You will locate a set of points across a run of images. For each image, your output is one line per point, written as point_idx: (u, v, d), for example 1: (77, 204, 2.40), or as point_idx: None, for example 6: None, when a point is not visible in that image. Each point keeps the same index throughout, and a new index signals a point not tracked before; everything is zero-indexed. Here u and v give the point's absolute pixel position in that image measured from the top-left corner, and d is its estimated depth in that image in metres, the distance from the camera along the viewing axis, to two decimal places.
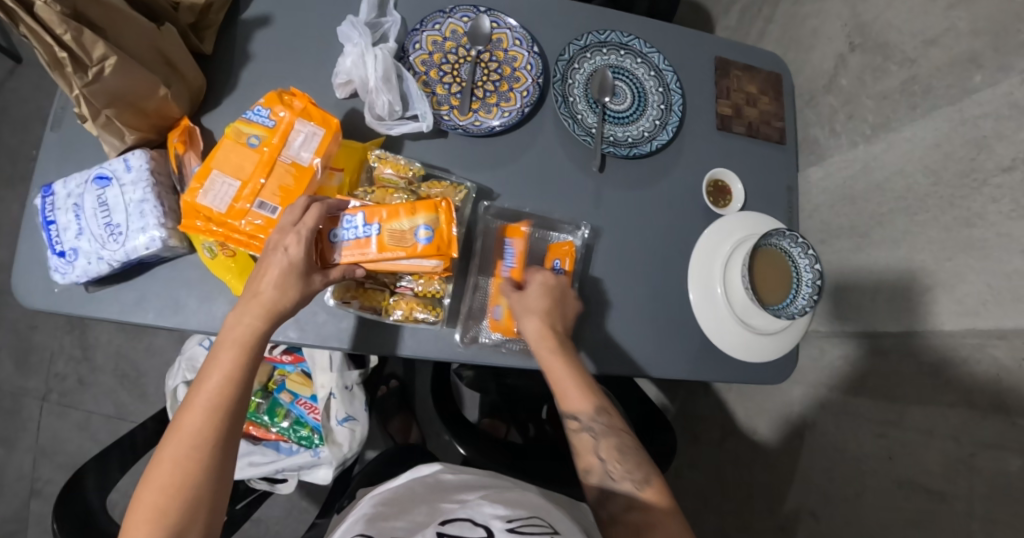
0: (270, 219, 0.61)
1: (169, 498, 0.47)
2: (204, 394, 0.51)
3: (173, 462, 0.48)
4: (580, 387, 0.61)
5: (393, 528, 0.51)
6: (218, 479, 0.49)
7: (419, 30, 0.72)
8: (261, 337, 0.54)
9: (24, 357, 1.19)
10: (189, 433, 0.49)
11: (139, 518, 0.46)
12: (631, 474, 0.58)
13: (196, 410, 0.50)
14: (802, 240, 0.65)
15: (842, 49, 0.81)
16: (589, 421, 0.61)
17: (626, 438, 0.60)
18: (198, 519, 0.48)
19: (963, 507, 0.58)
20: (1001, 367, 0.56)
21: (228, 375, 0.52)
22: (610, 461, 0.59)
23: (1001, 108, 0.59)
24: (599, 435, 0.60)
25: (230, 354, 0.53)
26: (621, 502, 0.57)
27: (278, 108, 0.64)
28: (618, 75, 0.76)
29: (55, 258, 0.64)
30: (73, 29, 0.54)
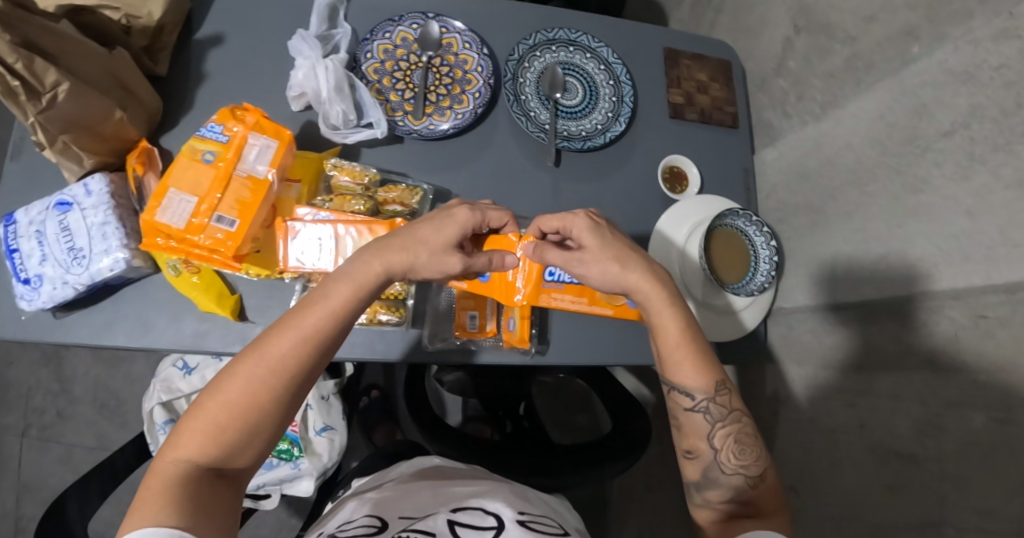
0: (229, 232, 0.62)
1: (233, 417, 0.47)
2: (303, 326, 0.50)
3: (247, 381, 0.47)
4: (698, 364, 0.56)
5: (401, 510, 0.57)
6: (284, 413, 0.49)
7: (370, 40, 0.74)
8: (379, 286, 0.54)
9: (2, 395, 1.19)
10: (274, 359, 0.48)
11: (196, 426, 0.46)
12: (745, 469, 0.54)
13: (291, 340, 0.49)
14: (757, 218, 0.67)
15: (788, 32, 0.83)
16: (706, 401, 0.56)
17: (745, 426, 0.56)
18: (254, 446, 0.48)
19: (934, 467, 0.58)
20: (958, 326, 0.57)
21: (335, 312, 0.51)
22: (724, 451, 0.56)
23: (937, 75, 0.61)
24: (717, 420, 0.56)
25: (347, 291, 0.52)
26: (724, 494, 0.54)
27: (230, 123, 0.65)
28: (569, 72, 0.77)
29: (20, 286, 0.65)
30: (24, 57, 0.55)
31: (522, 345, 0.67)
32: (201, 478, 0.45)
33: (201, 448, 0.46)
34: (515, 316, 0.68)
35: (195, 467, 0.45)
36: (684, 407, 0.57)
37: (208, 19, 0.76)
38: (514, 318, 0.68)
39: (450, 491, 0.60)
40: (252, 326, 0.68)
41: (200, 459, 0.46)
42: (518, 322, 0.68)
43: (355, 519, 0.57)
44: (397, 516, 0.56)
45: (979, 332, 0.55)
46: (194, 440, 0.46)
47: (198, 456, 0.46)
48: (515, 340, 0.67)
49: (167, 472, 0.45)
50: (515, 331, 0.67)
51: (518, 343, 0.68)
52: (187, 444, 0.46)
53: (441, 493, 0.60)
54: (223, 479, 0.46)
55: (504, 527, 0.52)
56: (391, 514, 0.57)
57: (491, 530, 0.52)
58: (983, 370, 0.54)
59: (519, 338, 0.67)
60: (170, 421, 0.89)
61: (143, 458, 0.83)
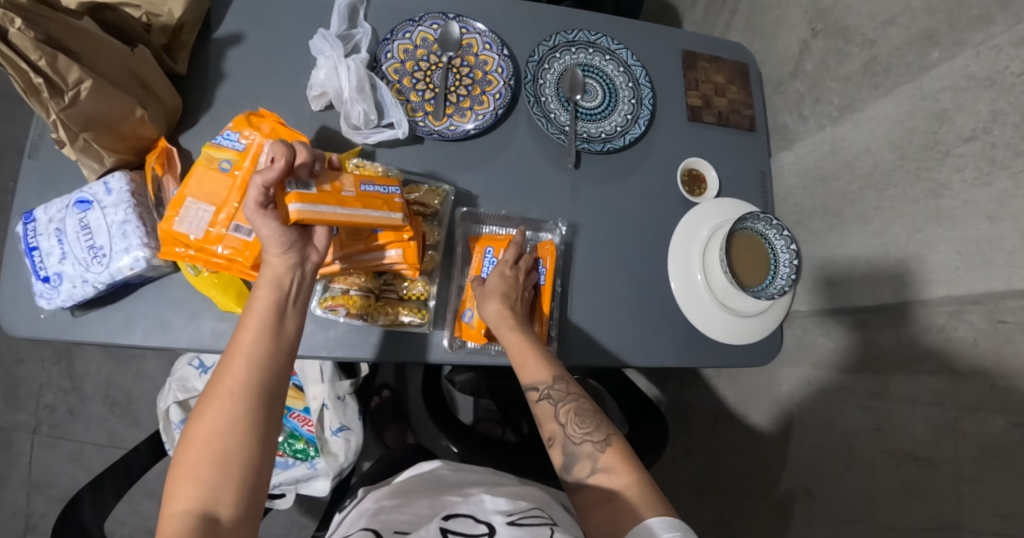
0: (247, 241, 0.62)
1: (205, 452, 0.47)
2: (236, 348, 0.51)
3: (204, 417, 0.48)
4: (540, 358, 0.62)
5: (397, 523, 0.56)
6: (254, 433, 0.49)
7: (390, 39, 0.74)
8: (286, 288, 0.55)
9: (12, 392, 1.18)
10: (219, 387, 0.49)
11: (178, 477, 0.46)
12: (590, 437, 0.57)
13: (228, 365, 0.50)
14: (777, 221, 0.66)
15: (806, 35, 0.83)
16: (548, 390, 0.60)
17: (586, 403, 0.61)
18: (234, 474, 0.47)
19: (952, 471, 0.59)
20: (977, 331, 0.57)
21: (257, 323, 0.53)
22: (570, 425, 0.59)
23: (957, 81, 0.61)
24: (559, 401, 0.60)
25: (258, 303, 0.54)
26: (585, 466, 0.56)
27: (246, 131, 0.65)
28: (588, 73, 0.77)
29: (39, 284, 0.64)
30: (47, 54, 0.55)
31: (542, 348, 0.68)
32: (197, 524, 0.44)
33: (188, 494, 0.45)
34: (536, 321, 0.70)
35: (191, 514, 0.44)
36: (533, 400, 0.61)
37: (227, 17, 0.75)
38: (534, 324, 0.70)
39: (445, 499, 0.60)
40: None
41: (193, 505, 0.45)
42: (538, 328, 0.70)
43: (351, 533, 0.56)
44: (393, 530, 0.54)
45: (999, 336, 0.55)
46: (181, 491, 0.46)
47: (190, 504, 0.45)
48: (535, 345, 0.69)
49: (169, 528, 0.44)
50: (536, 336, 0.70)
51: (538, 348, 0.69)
52: (176, 497, 0.46)
53: (434, 508, 0.59)
54: (223, 518, 0.45)
55: (495, 532, 0.53)
56: (386, 526, 0.55)
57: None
58: (1003, 375, 0.55)
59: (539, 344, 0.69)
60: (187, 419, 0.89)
61: (158, 457, 0.83)
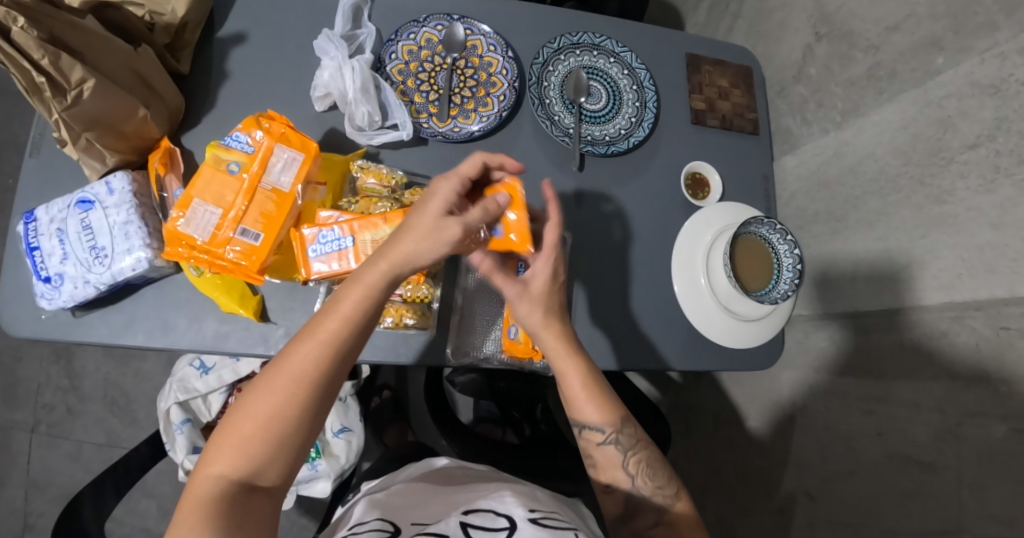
0: (253, 245, 0.61)
1: (262, 429, 0.46)
2: (322, 333, 0.50)
3: (273, 395, 0.47)
4: (603, 399, 0.60)
5: (414, 516, 0.57)
6: (311, 425, 0.48)
7: (394, 40, 0.73)
8: (388, 288, 0.53)
9: (11, 391, 1.18)
10: (295, 368, 0.48)
11: (227, 441, 0.46)
12: (662, 489, 0.59)
13: (311, 348, 0.49)
14: (780, 226, 0.66)
15: (809, 39, 0.83)
16: (615, 434, 0.60)
17: (652, 451, 0.61)
18: (282, 457, 0.47)
19: (953, 476, 0.59)
20: (980, 337, 0.58)
21: (348, 316, 0.51)
22: (639, 476, 0.59)
23: (962, 87, 0.61)
24: (628, 449, 0.60)
25: (354, 295, 0.51)
26: (650, 517, 0.58)
27: (255, 133, 0.64)
28: (592, 76, 0.77)
29: (41, 284, 0.64)
30: (50, 53, 0.55)
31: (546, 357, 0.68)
32: (233, 493, 0.44)
33: (232, 462, 0.45)
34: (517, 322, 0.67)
35: (228, 482, 0.45)
36: (595, 442, 0.61)
37: (230, 16, 0.75)
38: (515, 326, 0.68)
39: (462, 494, 0.61)
40: (275, 328, 0.67)
41: (233, 474, 0.45)
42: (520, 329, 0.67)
43: (367, 522, 0.57)
44: (410, 523, 0.55)
45: (1001, 343, 0.56)
46: (226, 455, 0.45)
47: (230, 472, 0.45)
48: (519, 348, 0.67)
49: (200, 488, 0.44)
50: (519, 338, 0.67)
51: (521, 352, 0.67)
52: (218, 459, 0.45)
53: (448, 501, 0.59)
54: (256, 493, 0.46)
55: (516, 525, 0.53)
56: (403, 519, 0.56)
57: (504, 531, 0.53)
58: (1005, 381, 0.55)
59: (522, 347, 0.67)
60: (187, 420, 0.89)
61: (158, 457, 0.82)
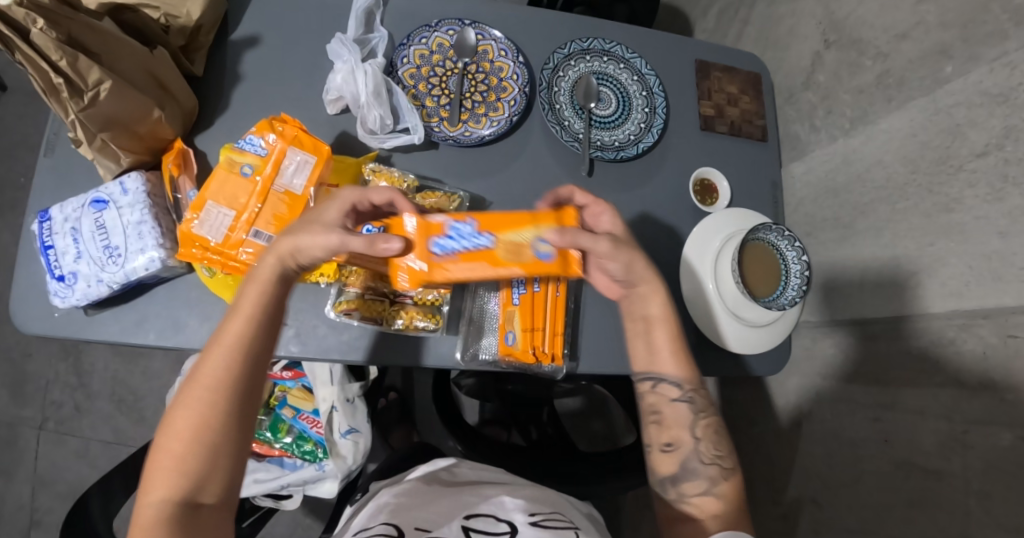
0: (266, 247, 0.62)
1: (188, 444, 0.47)
2: (225, 337, 0.52)
3: (193, 408, 0.48)
4: (680, 357, 0.63)
5: (418, 519, 0.56)
6: (240, 430, 0.50)
7: (406, 44, 0.74)
8: (281, 279, 0.55)
9: (19, 387, 1.18)
10: (210, 377, 0.50)
11: (161, 465, 0.47)
12: (720, 460, 0.60)
13: (218, 354, 0.51)
14: (789, 233, 0.67)
15: (819, 47, 0.83)
16: (690, 392, 0.62)
17: (715, 419, 0.62)
18: (223, 466, 0.48)
19: (959, 483, 0.59)
20: (987, 345, 0.58)
21: (248, 315, 0.53)
22: (703, 442, 0.60)
23: (971, 96, 0.62)
24: (699, 411, 0.62)
25: (251, 293, 0.54)
26: (699, 485, 0.59)
27: (269, 136, 0.65)
28: (602, 81, 0.78)
29: (54, 282, 0.64)
30: (68, 55, 0.56)
31: (555, 362, 0.68)
32: (175, 512, 0.45)
33: (169, 484, 0.46)
34: (515, 329, 0.68)
35: (170, 502, 0.46)
36: (668, 398, 0.62)
37: (244, 19, 0.76)
38: (512, 332, 0.69)
39: (464, 499, 0.61)
40: None
41: (175, 496, 0.46)
42: (517, 336, 0.68)
43: (372, 527, 0.56)
44: (414, 526, 0.55)
45: (1008, 351, 0.56)
46: (163, 479, 0.46)
47: (171, 492, 0.46)
48: (517, 352, 0.68)
49: (144, 516, 0.45)
50: (517, 344, 0.68)
51: (521, 356, 0.68)
52: (157, 484, 0.46)
53: (453, 504, 0.60)
54: (200, 508, 0.47)
55: (516, 531, 0.55)
56: (406, 521, 0.56)
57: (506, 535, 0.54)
58: (1012, 389, 0.55)
59: (520, 351, 0.68)
60: None
61: None
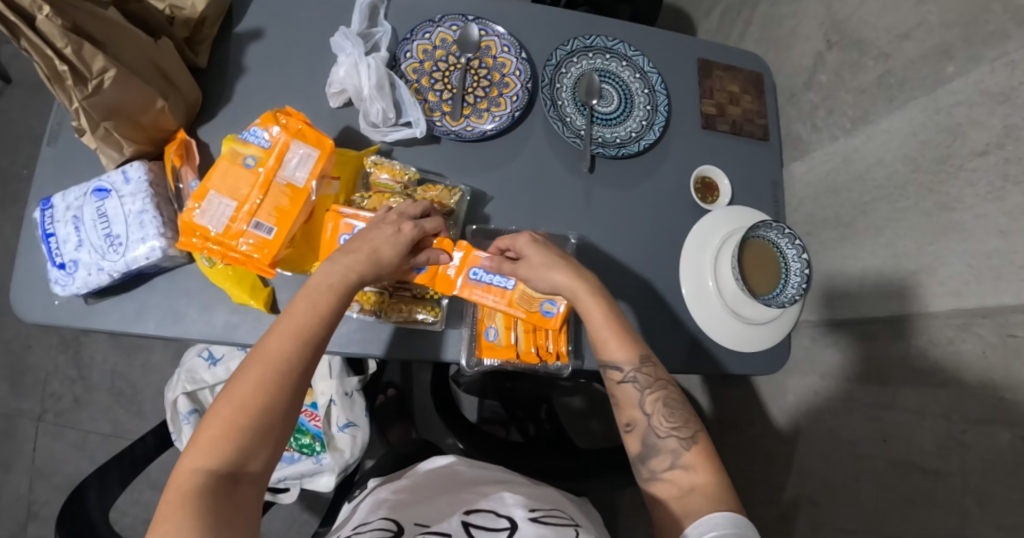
0: (266, 239, 0.62)
1: (247, 419, 0.47)
2: (297, 322, 0.52)
3: (258, 384, 0.48)
4: (620, 337, 0.59)
5: (416, 515, 0.56)
6: (290, 415, 0.50)
7: (409, 39, 0.75)
8: (354, 283, 0.57)
9: (18, 379, 1.19)
10: (278, 358, 0.50)
11: (210, 434, 0.46)
12: (677, 432, 0.55)
13: (289, 337, 0.51)
14: (790, 231, 0.66)
15: (821, 47, 0.83)
16: (633, 372, 0.58)
17: (675, 392, 0.58)
18: (268, 444, 0.48)
19: (957, 482, 0.59)
20: (986, 344, 0.58)
21: (322, 306, 0.54)
22: (656, 416, 0.57)
23: (972, 95, 0.62)
24: (645, 388, 0.58)
25: (326, 290, 0.55)
26: (665, 459, 0.55)
27: (272, 128, 0.65)
28: (604, 79, 0.78)
29: (55, 270, 0.65)
30: (74, 42, 0.56)
31: (561, 361, 0.68)
32: (218, 485, 0.45)
33: (214, 454, 0.46)
34: (497, 326, 0.68)
35: (215, 474, 0.45)
36: (616, 380, 0.59)
37: (248, 12, 0.76)
38: (494, 328, 0.68)
39: (463, 496, 0.60)
40: None
41: (216, 466, 0.45)
42: (499, 332, 0.68)
43: (371, 522, 0.56)
44: (413, 522, 0.55)
45: (1008, 350, 0.56)
46: (212, 447, 0.46)
47: (218, 464, 0.45)
48: (501, 348, 0.67)
49: (184, 482, 0.44)
50: (500, 340, 0.67)
51: (506, 352, 0.67)
52: (204, 452, 0.46)
53: (453, 502, 0.59)
54: (241, 484, 0.46)
55: (516, 526, 0.53)
56: (405, 518, 0.56)
57: (505, 530, 0.52)
58: (1011, 388, 0.55)
59: (504, 347, 0.67)
60: (194, 410, 0.88)
61: (163, 447, 0.82)
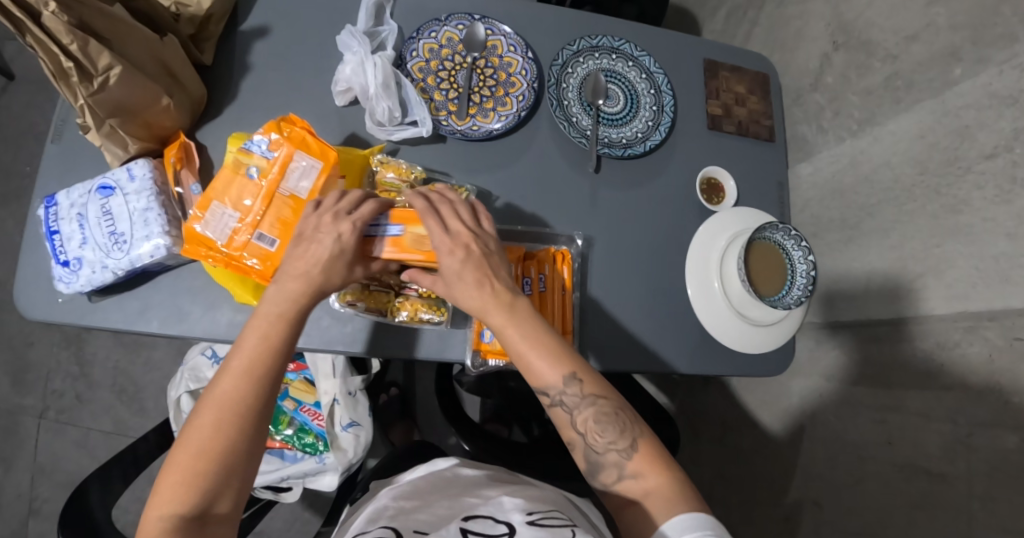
0: (269, 251, 0.62)
1: (204, 463, 0.47)
2: (244, 357, 0.51)
3: (210, 427, 0.48)
4: (543, 356, 0.54)
5: (416, 523, 0.56)
6: (252, 449, 0.50)
7: (416, 38, 0.74)
8: (304, 304, 0.54)
9: (20, 376, 1.18)
10: (227, 398, 0.49)
11: (170, 480, 0.47)
12: (615, 445, 0.52)
13: (237, 373, 0.50)
14: (795, 232, 0.67)
15: (828, 48, 0.83)
16: (560, 394, 0.53)
17: (608, 403, 0.54)
18: (233, 482, 0.48)
19: (963, 486, 0.59)
20: (993, 348, 0.58)
21: (269, 336, 0.52)
22: (590, 433, 0.53)
23: (980, 98, 0.62)
24: (574, 408, 0.53)
25: (273, 317, 0.53)
26: (611, 474, 0.52)
27: (275, 138, 0.64)
28: (610, 79, 0.78)
29: (59, 268, 0.64)
30: (79, 39, 0.56)
31: None
32: (186, 528, 0.46)
33: (178, 500, 0.46)
34: None
35: (181, 518, 0.46)
36: (546, 404, 0.55)
37: (254, 10, 0.76)
38: (490, 330, 0.67)
39: (464, 500, 0.60)
40: None
41: (183, 511, 0.46)
42: (495, 333, 0.67)
43: (370, 530, 0.55)
44: (411, 530, 0.54)
45: (1015, 354, 0.56)
46: (172, 495, 0.46)
47: (181, 509, 0.46)
48: (495, 351, 0.66)
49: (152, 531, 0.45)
50: (496, 342, 0.66)
51: (498, 354, 0.66)
52: (165, 499, 0.46)
53: (453, 508, 0.59)
54: (210, 523, 0.47)
55: (515, 531, 0.53)
56: (405, 525, 0.55)
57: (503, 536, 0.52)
58: (1017, 392, 0.55)
59: (498, 349, 0.66)
60: None
61: (167, 445, 0.82)
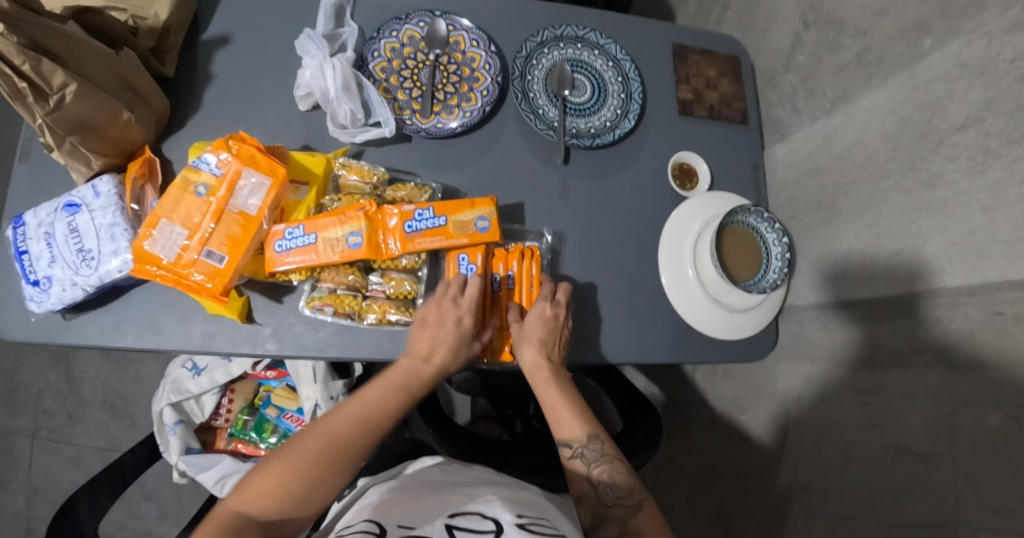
0: (217, 268, 0.62)
1: (289, 472, 0.54)
2: (348, 414, 0.60)
3: (306, 445, 0.56)
4: (574, 414, 0.64)
5: (400, 516, 0.55)
6: (334, 475, 0.56)
7: (377, 38, 0.74)
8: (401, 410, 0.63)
9: (12, 396, 1.19)
10: (327, 425, 0.58)
11: (257, 482, 0.53)
12: (622, 499, 0.57)
13: (341, 418, 0.59)
14: (770, 216, 0.66)
15: (798, 27, 0.82)
16: (581, 448, 0.62)
17: (622, 465, 0.61)
18: (307, 499, 0.53)
19: (948, 465, 0.57)
20: (974, 324, 0.56)
21: (366, 422, 0.60)
22: (602, 486, 0.59)
23: (949, 70, 0.60)
24: (592, 461, 0.61)
25: (370, 412, 0.61)
26: (613, 528, 0.56)
27: (224, 155, 0.65)
28: (576, 68, 0.77)
29: (30, 288, 0.65)
30: (31, 59, 0.55)
31: None
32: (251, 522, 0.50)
33: (256, 499, 0.51)
34: None
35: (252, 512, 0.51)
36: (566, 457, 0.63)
37: (214, 19, 0.75)
38: None
39: (452, 496, 0.59)
40: (260, 328, 0.67)
41: (256, 509, 0.51)
42: None
43: (354, 524, 0.56)
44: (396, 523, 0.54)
45: (994, 329, 0.54)
46: (253, 493, 0.52)
47: (255, 506, 0.51)
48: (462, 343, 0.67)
49: (222, 517, 0.50)
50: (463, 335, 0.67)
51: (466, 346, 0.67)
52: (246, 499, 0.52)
53: (439, 502, 0.58)
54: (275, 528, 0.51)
55: (502, 530, 0.53)
56: (389, 519, 0.55)
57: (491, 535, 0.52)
58: (999, 367, 0.53)
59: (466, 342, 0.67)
60: (180, 421, 0.89)
61: (153, 459, 0.83)
